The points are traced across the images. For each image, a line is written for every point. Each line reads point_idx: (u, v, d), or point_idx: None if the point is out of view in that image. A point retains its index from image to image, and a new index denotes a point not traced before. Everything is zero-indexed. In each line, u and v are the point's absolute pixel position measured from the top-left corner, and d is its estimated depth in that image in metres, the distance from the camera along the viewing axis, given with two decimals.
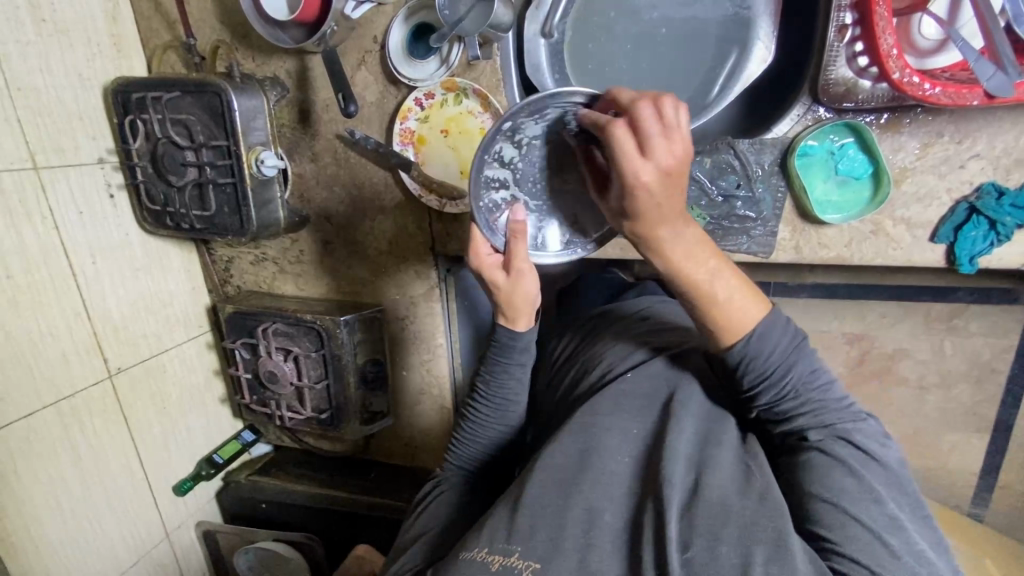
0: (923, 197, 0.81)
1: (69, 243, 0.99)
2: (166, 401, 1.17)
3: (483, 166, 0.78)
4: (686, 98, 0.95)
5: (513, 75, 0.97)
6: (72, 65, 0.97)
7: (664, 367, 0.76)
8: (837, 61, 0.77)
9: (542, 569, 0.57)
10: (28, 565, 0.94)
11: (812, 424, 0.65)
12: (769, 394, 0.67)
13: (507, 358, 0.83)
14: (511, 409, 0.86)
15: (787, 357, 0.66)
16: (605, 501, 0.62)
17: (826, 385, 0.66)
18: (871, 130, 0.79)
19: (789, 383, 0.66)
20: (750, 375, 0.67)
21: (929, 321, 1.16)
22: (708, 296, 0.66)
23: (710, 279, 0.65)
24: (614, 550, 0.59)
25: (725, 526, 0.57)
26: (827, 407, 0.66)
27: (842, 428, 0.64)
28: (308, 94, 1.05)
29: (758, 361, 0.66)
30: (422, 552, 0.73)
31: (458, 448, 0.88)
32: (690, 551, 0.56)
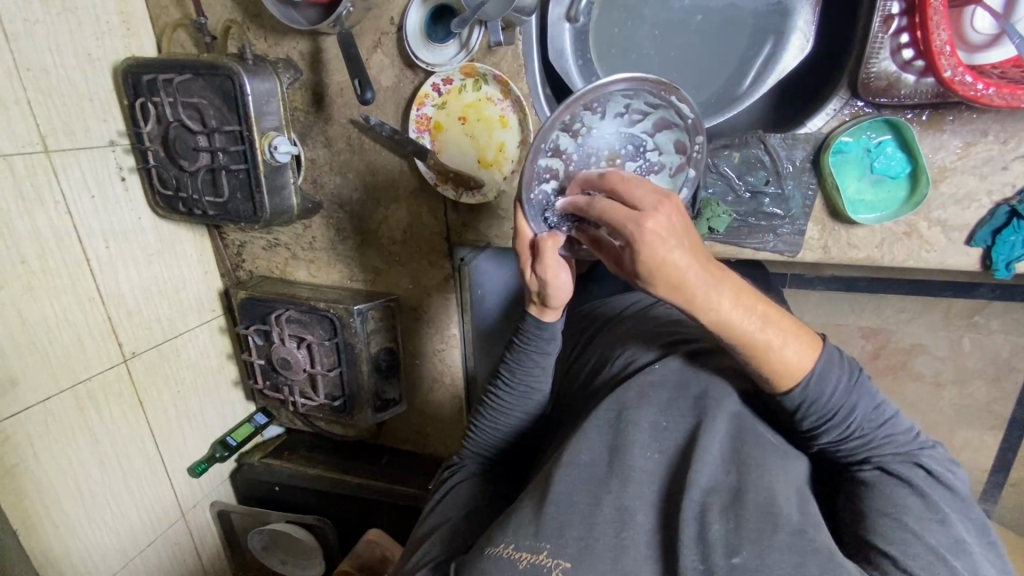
0: (962, 198, 0.77)
1: (83, 228, 0.98)
2: (180, 384, 1.18)
3: (539, 156, 0.74)
4: (715, 90, 0.91)
5: (536, 61, 0.93)
6: (82, 45, 0.95)
7: (689, 353, 0.74)
8: (880, 54, 0.73)
9: (572, 569, 0.57)
10: (48, 544, 0.96)
11: (877, 459, 0.64)
12: (832, 433, 0.65)
13: (535, 346, 0.83)
14: (532, 398, 0.86)
15: (848, 396, 0.64)
16: (632, 501, 0.61)
17: (890, 418, 0.64)
18: (911, 127, 0.76)
19: (853, 422, 0.64)
20: (810, 417, 0.65)
21: (949, 317, 1.13)
22: (760, 346, 0.61)
23: (761, 330, 0.60)
24: (640, 551, 0.58)
25: (775, 533, 0.55)
26: (894, 440, 0.64)
27: (912, 456, 0.63)
28: (322, 76, 1.02)
29: (821, 403, 0.63)
30: (444, 540, 0.73)
31: (479, 436, 0.88)
32: (738, 556, 0.54)
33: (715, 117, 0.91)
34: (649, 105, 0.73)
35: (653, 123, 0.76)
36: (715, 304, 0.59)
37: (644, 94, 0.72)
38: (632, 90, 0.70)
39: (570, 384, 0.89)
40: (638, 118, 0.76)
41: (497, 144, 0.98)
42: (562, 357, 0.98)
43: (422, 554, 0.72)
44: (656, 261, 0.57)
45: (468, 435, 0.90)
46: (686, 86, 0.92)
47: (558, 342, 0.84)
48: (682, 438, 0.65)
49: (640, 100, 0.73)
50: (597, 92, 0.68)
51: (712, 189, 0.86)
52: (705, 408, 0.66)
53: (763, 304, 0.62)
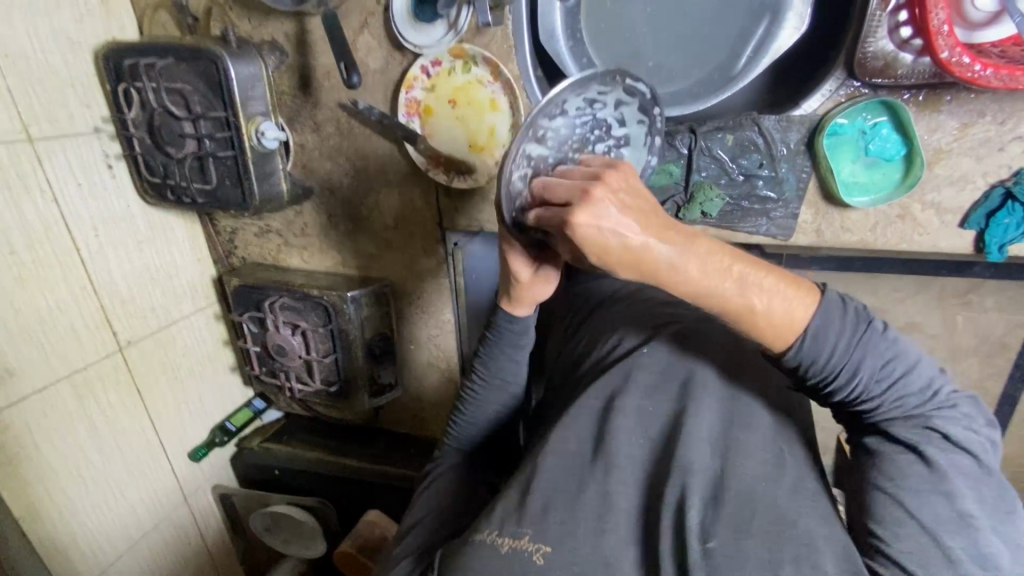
0: (957, 180, 0.76)
1: (70, 216, 0.97)
2: (177, 370, 1.19)
3: (511, 170, 0.67)
4: (710, 68, 0.89)
5: (526, 41, 0.91)
6: (60, 27, 0.92)
7: (677, 329, 0.74)
8: (877, 33, 0.71)
9: (553, 554, 0.58)
10: (53, 530, 0.98)
11: (890, 422, 0.60)
12: (839, 393, 0.61)
13: (507, 339, 0.84)
14: (507, 390, 0.86)
15: (850, 355, 0.59)
16: (617, 487, 0.62)
17: (906, 376, 0.59)
18: (908, 109, 0.75)
19: (859, 382, 0.60)
20: (810, 377, 0.61)
21: (943, 295, 1.13)
22: (742, 311, 0.58)
23: (740, 291, 0.58)
24: (624, 536, 0.59)
25: (754, 521, 0.56)
26: (907, 403, 0.59)
27: (923, 420, 0.59)
28: (308, 58, 0.99)
29: (820, 364, 0.60)
30: (426, 533, 0.74)
31: (459, 427, 0.88)
32: (713, 541, 0.55)
33: (714, 96, 0.88)
34: (603, 91, 0.72)
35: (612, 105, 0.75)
36: (683, 270, 0.57)
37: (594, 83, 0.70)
38: (584, 85, 0.68)
39: (561, 369, 0.89)
40: (596, 104, 0.74)
41: (488, 128, 0.96)
42: (556, 343, 0.98)
43: (404, 549, 0.74)
44: (598, 246, 0.56)
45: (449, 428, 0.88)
46: (681, 67, 0.90)
47: (532, 334, 0.85)
48: (668, 423, 0.66)
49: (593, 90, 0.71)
50: (557, 98, 0.66)
51: (705, 173, 0.85)
52: (691, 392, 0.67)
53: (743, 264, 0.59)
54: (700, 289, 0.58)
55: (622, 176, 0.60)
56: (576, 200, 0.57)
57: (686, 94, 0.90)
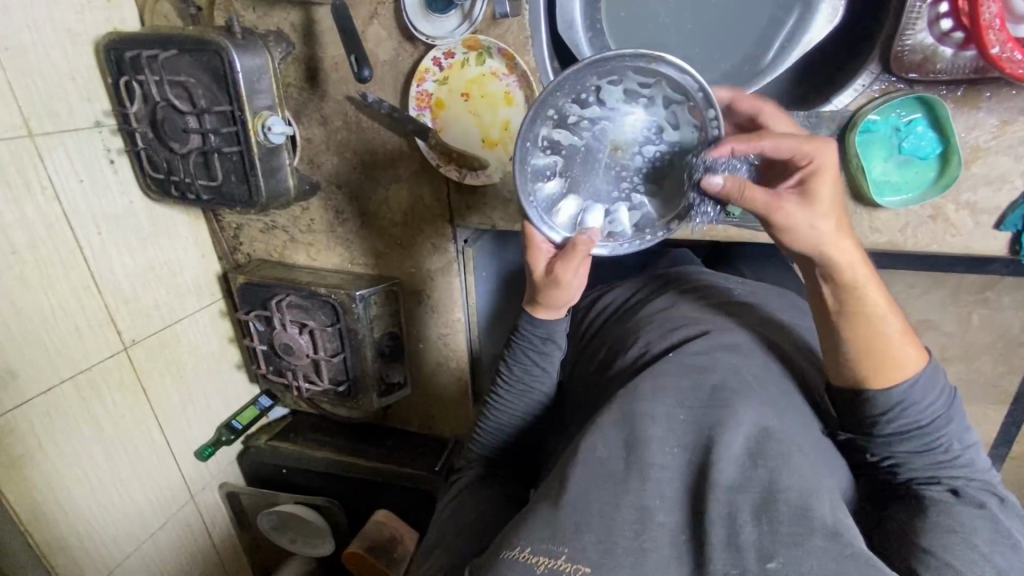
0: (994, 179, 0.73)
1: (72, 213, 0.94)
2: (182, 369, 1.16)
3: (529, 156, 0.75)
4: (734, 62, 0.86)
5: (543, 34, 0.88)
6: (59, 17, 0.89)
7: (708, 341, 0.71)
8: (916, 25, 0.68)
9: (593, 575, 0.52)
10: (59, 531, 0.96)
11: (947, 481, 0.64)
12: (914, 444, 0.65)
13: (530, 343, 0.82)
14: (531, 395, 0.84)
15: (942, 409, 0.65)
16: (651, 500, 0.57)
17: (973, 447, 0.65)
18: (945, 105, 0.71)
19: (940, 438, 0.64)
20: (896, 423, 0.65)
21: (959, 293, 1.11)
22: (879, 328, 0.64)
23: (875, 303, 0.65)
24: (663, 554, 0.54)
25: (811, 536, 0.52)
26: (970, 468, 0.64)
27: (984, 484, 0.64)
28: (316, 49, 0.96)
29: (917, 407, 0.64)
30: (452, 545, 0.71)
31: (484, 436, 0.87)
32: (773, 561, 0.52)
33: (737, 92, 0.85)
34: (647, 82, 0.72)
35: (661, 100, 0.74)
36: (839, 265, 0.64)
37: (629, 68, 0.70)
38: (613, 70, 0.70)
39: (583, 375, 0.86)
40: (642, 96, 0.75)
41: (502, 122, 0.93)
42: (573, 347, 0.96)
43: (429, 564, 0.71)
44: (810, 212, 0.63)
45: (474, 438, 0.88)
46: (703, 60, 0.86)
47: (559, 340, 0.83)
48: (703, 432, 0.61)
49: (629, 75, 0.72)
50: (576, 77, 0.69)
51: None
52: (724, 399, 0.63)
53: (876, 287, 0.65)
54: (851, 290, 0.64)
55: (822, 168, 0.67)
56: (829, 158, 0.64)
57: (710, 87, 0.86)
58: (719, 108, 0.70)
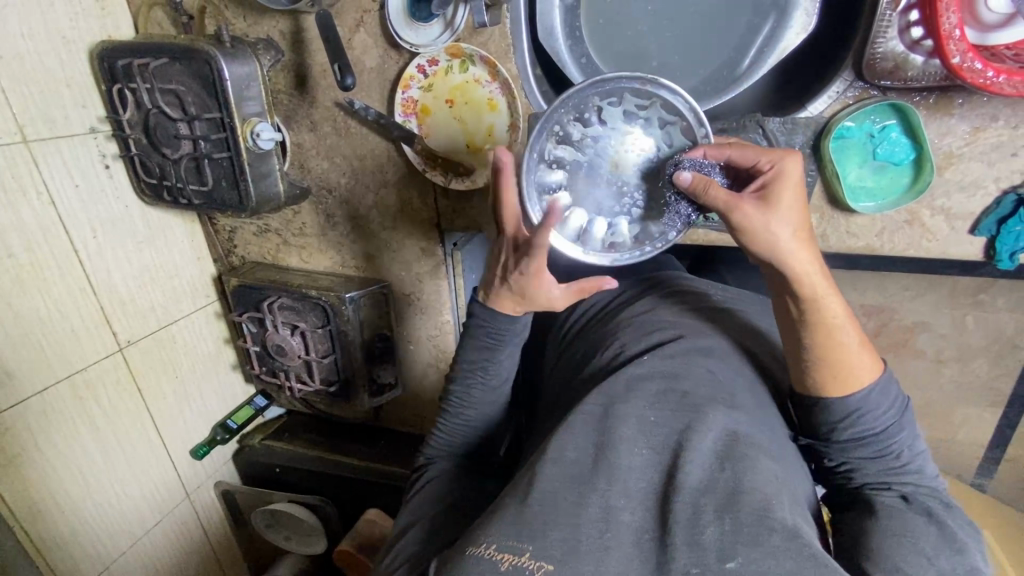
0: (968, 185, 0.75)
1: (67, 217, 0.96)
2: (178, 370, 1.19)
3: (533, 170, 0.81)
4: (712, 69, 0.87)
5: (524, 41, 0.89)
6: (54, 26, 0.91)
7: (681, 345, 0.73)
8: (887, 33, 0.69)
9: (556, 571, 0.53)
10: (54, 527, 0.98)
11: (897, 486, 0.66)
12: (867, 450, 0.67)
13: (498, 338, 0.83)
14: (497, 389, 0.86)
15: (898, 417, 0.67)
16: (617, 500, 0.58)
17: (922, 454, 0.68)
18: (918, 112, 0.73)
19: (891, 446, 0.67)
20: (849, 430, 0.67)
21: (955, 295, 1.11)
22: (838, 338, 0.66)
23: (839, 315, 0.66)
24: (626, 552, 0.54)
25: (770, 536, 0.52)
26: (919, 475, 0.67)
27: (934, 492, 0.66)
28: (304, 56, 0.98)
29: (873, 415, 0.66)
30: (419, 541, 0.72)
31: (445, 431, 0.87)
32: (732, 562, 0.51)
33: (716, 98, 0.86)
34: (642, 104, 0.79)
35: (657, 123, 0.80)
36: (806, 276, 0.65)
37: (624, 91, 0.77)
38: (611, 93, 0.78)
39: (562, 376, 0.87)
40: (641, 119, 0.80)
41: (486, 128, 0.95)
42: (556, 349, 0.97)
43: (394, 560, 0.71)
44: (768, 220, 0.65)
45: (437, 433, 0.88)
46: (683, 67, 0.87)
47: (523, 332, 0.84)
48: (673, 436, 0.62)
49: (627, 98, 0.78)
50: (580, 96, 0.77)
51: None
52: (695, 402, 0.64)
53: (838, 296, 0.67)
54: (812, 295, 0.65)
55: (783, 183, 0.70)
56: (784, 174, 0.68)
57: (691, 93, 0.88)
58: (708, 124, 0.75)
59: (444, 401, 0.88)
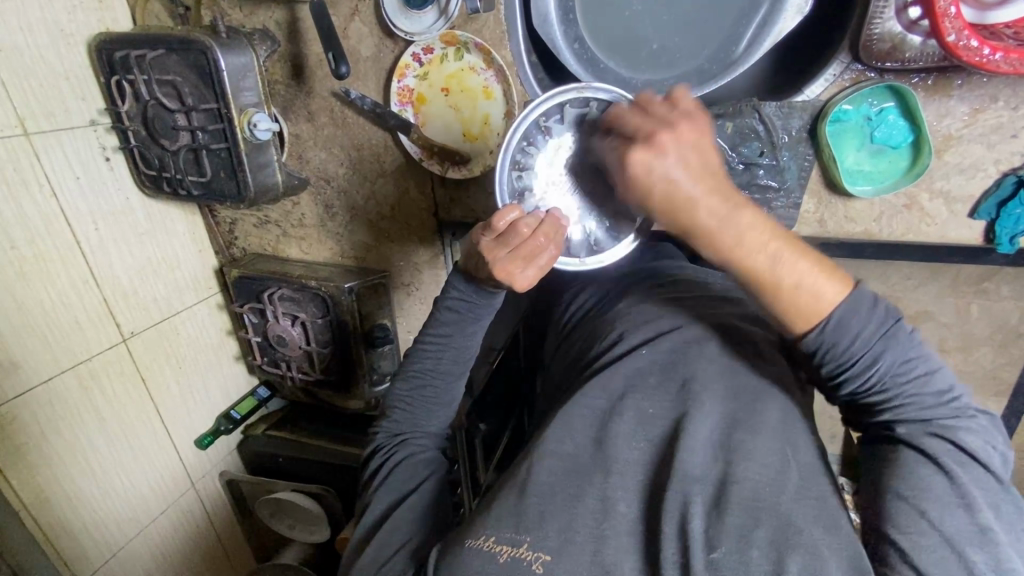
0: (967, 168, 0.74)
1: (69, 209, 0.97)
2: (182, 361, 1.20)
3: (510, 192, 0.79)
4: (710, 53, 0.86)
5: (519, 27, 0.90)
6: (52, 19, 0.91)
7: (684, 333, 0.71)
8: (884, 14, 0.69)
9: (553, 563, 0.54)
10: (62, 515, 1.00)
11: (899, 417, 0.58)
12: (853, 385, 0.59)
13: (474, 309, 0.79)
14: (465, 360, 0.82)
15: (873, 344, 0.56)
16: (614, 491, 0.58)
17: (924, 375, 0.57)
18: (915, 95, 0.72)
19: (877, 375, 0.57)
20: (829, 364, 0.58)
21: (957, 283, 1.10)
22: (771, 283, 0.56)
23: (772, 266, 0.55)
24: (622, 542, 0.55)
25: (757, 529, 0.52)
26: (923, 402, 0.57)
27: (943, 426, 0.56)
28: (300, 46, 0.98)
29: (839, 350, 0.57)
30: (410, 526, 0.69)
31: (404, 409, 0.82)
32: (717, 552, 0.51)
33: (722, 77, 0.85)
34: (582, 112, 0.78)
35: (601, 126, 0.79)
36: (719, 232, 0.56)
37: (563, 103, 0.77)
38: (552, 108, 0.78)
39: (561, 367, 0.86)
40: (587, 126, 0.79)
41: (482, 116, 0.95)
42: (555, 341, 0.97)
43: (382, 548, 0.67)
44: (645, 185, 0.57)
45: (398, 405, 0.83)
46: (683, 50, 0.87)
47: (496, 303, 0.80)
48: (669, 425, 0.62)
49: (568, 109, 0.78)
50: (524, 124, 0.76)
51: None
52: (692, 391, 0.64)
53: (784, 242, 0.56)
54: (670, 203, 0.57)
55: (693, 125, 0.58)
56: (642, 137, 0.58)
57: (695, 73, 0.87)
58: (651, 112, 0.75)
59: (405, 373, 0.83)
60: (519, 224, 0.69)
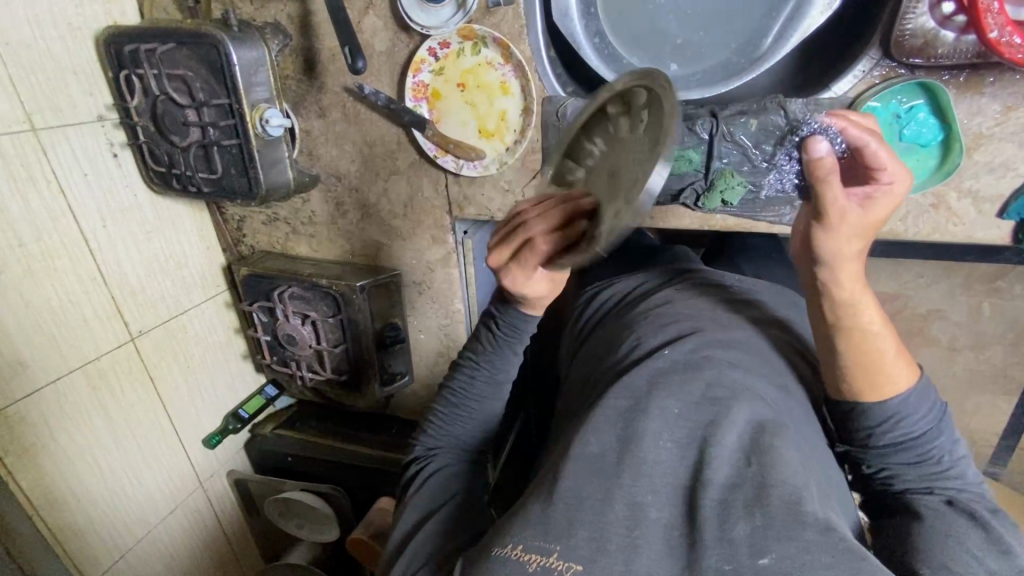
0: (997, 166, 0.73)
1: (76, 205, 0.95)
2: (189, 360, 1.19)
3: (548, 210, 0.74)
4: (733, 48, 0.84)
5: (539, 22, 0.88)
6: (59, 12, 0.89)
7: (701, 339, 0.71)
8: (916, 9, 0.67)
9: (584, 572, 0.52)
10: (70, 516, 0.99)
11: (942, 490, 0.66)
12: (907, 454, 0.68)
13: (513, 331, 0.80)
14: (502, 379, 0.83)
15: (930, 423, 0.67)
16: (644, 496, 0.56)
17: (964, 458, 0.67)
18: (947, 92, 0.71)
19: (930, 448, 0.67)
20: (886, 435, 0.68)
21: (970, 283, 1.09)
22: (870, 354, 0.66)
23: (879, 344, 0.67)
24: (654, 550, 0.53)
25: (802, 530, 0.51)
26: (962, 478, 0.67)
27: (982, 500, 0.65)
28: (313, 41, 0.96)
29: (904, 421, 0.67)
30: (438, 539, 0.69)
31: (441, 423, 0.83)
32: (767, 559, 0.50)
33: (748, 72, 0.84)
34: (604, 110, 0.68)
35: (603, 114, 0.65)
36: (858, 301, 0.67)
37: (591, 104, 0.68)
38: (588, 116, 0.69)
39: (578, 370, 0.85)
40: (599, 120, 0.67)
41: (498, 113, 0.93)
42: (570, 344, 0.96)
43: (411, 561, 0.67)
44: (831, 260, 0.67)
45: (433, 419, 0.84)
46: (708, 45, 0.85)
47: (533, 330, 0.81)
48: (698, 429, 0.60)
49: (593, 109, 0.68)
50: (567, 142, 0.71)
51: (725, 159, 0.82)
52: (720, 396, 0.63)
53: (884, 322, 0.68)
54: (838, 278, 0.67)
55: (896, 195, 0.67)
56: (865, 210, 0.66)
57: (720, 69, 0.86)
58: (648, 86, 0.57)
59: (444, 391, 0.84)
60: (521, 232, 0.69)
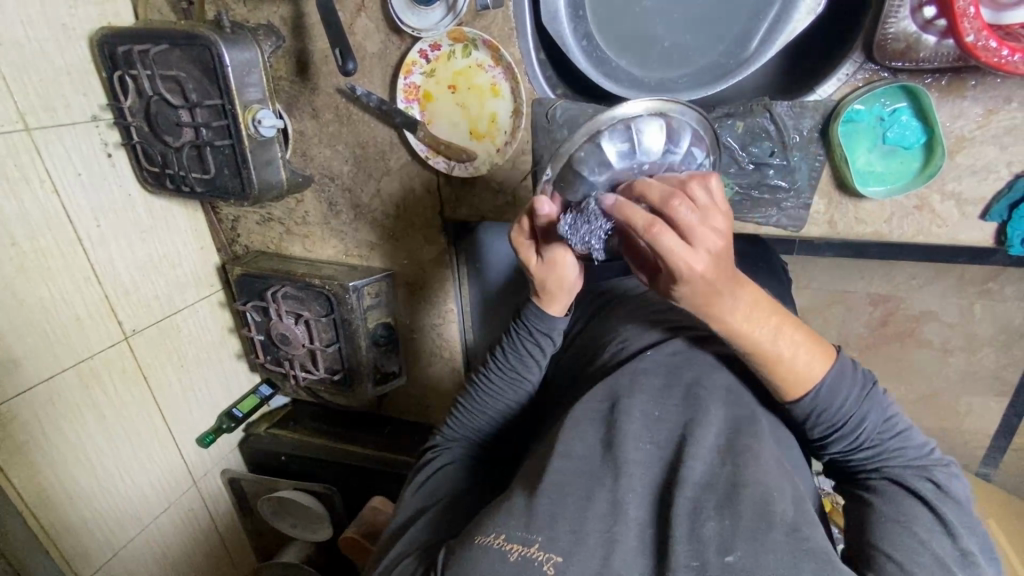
0: (980, 169, 0.74)
1: (69, 205, 0.96)
2: (183, 360, 1.19)
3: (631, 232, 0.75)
4: (721, 51, 0.85)
5: (528, 24, 0.88)
6: (53, 13, 0.90)
7: (685, 339, 0.71)
8: (899, 13, 0.68)
9: (564, 565, 0.53)
10: (62, 514, 0.99)
11: (884, 470, 0.64)
12: (842, 443, 0.65)
13: (530, 333, 0.80)
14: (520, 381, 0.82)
15: (857, 406, 0.63)
16: (624, 494, 0.57)
17: (896, 426, 0.64)
18: (929, 95, 0.72)
19: (863, 433, 0.64)
20: (820, 425, 0.64)
21: (962, 284, 1.10)
22: (772, 354, 0.61)
23: (769, 347, 0.61)
24: (631, 547, 0.54)
25: (770, 533, 0.52)
26: (903, 455, 0.64)
27: (926, 471, 0.63)
28: (306, 42, 0.97)
29: (828, 413, 0.63)
30: (423, 535, 0.70)
31: (461, 419, 0.85)
32: (733, 556, 0.51)
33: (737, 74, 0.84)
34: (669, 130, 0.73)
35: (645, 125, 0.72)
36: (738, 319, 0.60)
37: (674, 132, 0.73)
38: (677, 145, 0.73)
39: (565, 370, 0.85)
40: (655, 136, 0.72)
41: (489, 114, 0.94)
42: None
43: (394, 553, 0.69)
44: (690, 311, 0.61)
45: (452, 413, 0.87)
46: (695, 48, 0.86)
47: (554, 337, 0.80)
48: (678, 428, 0.61)
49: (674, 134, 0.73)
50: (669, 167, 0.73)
51: None
52: (699, 397, 0.63)
53: (779, 321, 0.61)
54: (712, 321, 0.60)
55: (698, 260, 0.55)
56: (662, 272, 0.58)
57: (708, 71, 0.86)
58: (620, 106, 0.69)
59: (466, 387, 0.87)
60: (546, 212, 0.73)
